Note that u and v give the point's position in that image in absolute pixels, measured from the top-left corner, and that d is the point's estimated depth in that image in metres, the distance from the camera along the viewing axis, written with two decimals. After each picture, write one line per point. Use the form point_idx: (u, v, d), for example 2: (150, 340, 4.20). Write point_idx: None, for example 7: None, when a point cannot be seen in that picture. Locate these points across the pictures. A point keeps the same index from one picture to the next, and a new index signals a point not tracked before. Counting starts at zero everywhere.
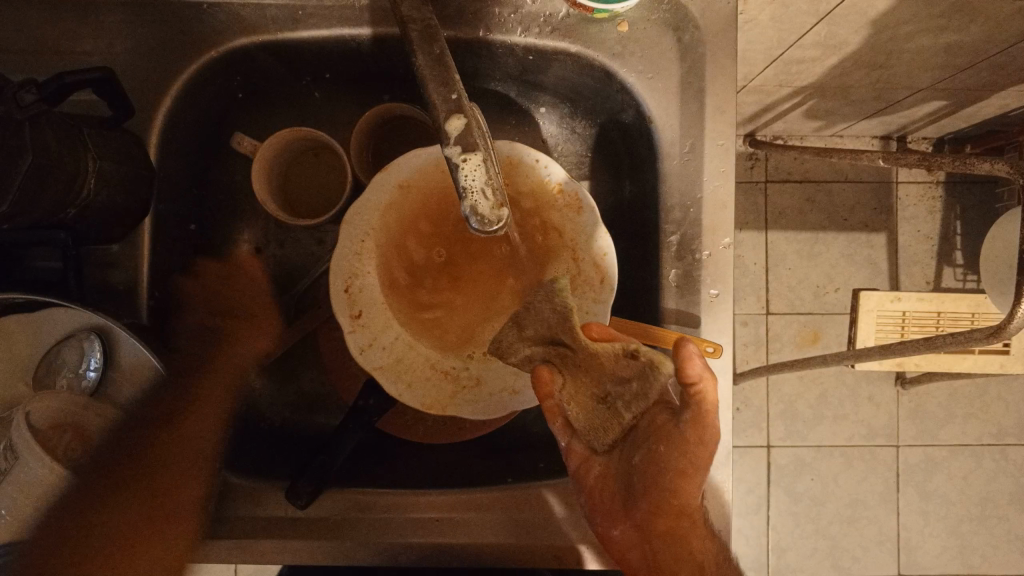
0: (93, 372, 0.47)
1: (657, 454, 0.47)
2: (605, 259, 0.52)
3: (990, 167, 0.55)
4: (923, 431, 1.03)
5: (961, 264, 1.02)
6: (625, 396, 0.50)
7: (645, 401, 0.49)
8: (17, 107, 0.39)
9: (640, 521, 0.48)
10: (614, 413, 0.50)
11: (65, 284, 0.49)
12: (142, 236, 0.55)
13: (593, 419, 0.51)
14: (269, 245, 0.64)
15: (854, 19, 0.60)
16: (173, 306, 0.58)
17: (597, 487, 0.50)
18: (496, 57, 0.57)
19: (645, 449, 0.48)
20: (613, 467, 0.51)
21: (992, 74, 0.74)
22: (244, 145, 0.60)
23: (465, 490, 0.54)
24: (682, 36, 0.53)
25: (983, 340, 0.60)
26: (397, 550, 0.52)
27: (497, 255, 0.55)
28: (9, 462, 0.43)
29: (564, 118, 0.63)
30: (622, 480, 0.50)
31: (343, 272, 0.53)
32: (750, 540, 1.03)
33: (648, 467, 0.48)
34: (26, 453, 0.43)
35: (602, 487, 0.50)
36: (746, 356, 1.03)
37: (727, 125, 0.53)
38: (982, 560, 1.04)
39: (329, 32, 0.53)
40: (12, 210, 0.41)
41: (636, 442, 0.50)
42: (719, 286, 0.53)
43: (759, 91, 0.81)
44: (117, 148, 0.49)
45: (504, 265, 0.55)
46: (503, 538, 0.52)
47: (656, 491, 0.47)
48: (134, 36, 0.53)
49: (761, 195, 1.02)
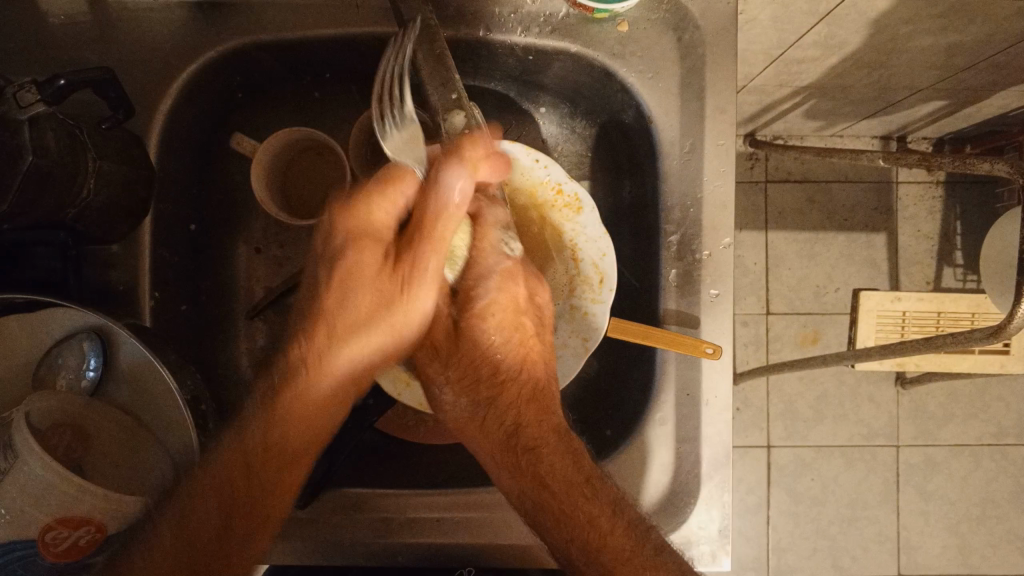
0: (93, 372, 0.47)
1: (575, 476, 0.50)
2: (603, 259, 0.55)
3: (990, 167, 0.55)
4: (923, 431, 1.03)
5: (961, 264, 1.02)
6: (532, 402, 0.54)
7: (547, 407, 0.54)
8: (17, 106, 0.40)
9: (596, 555, 0.48)
10: (520, 427, 0.53)
11: (65, 284, 0.51)
12: (143, 236, 0.54)
13: (512, 442, 0.52)
14: (269, 246, 0.63)
15: (855, 19, 0.60)
16: (172, 306, 0.57)
17: (556, 537, 0.49)
18: (496, 57, 0.57)
19: (579, 481, 0.50)
20: (551, 485, 0.50)
21: (993, 74, 0.74)
22: (245, 145, 0.58)
23: (464, 490, 0.53)
24: (682, 36, 0.53)
25: (983, 340, 0.60)
26: (397, 549, 0.53)
27: (491, 270, 0.54)
28: (69, 374, 0.48)
29: (564, 118, 0.63)
30: (536, 519, 0.50)
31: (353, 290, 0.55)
32: (751, 541, 1.03)
33: (559, 485, 0.50)
34: (68, 359, 0.48)
35: (539, 532, 0.50)
36: (746, 356, 1.03)
37: (727, 125, 0.53)
38: (982, 560, 1.04)
39: (329, 31, 0.54)
40: (12, 210, 0.41)
41: (550, 463, 0.51)
42: (720, 286, 0.53)
43: (760, 91, 0.81)
44: (115, 149, 0.49)
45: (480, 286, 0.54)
46: (501, 539, 0.53)
47: (601, 522, 0.49)
48: (137, 37, 0.53)
49: (762, 196, 1.02)
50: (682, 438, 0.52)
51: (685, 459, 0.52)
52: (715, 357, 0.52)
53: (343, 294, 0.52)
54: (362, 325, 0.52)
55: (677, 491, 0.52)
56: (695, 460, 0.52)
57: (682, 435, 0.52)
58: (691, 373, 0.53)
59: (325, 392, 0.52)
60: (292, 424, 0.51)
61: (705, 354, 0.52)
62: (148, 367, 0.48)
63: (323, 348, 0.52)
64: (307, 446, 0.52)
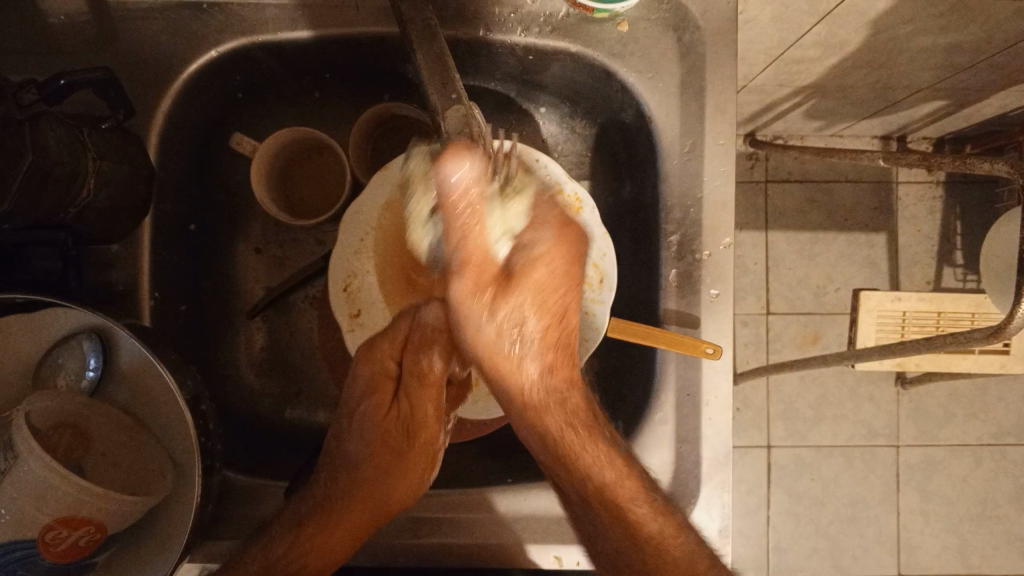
0: (93, 371, 0.48)
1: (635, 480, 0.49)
2: (604, 259, 0.55)
3: (990, 166, 0.55)
4: (923, 431, 1.03)
5: (961, 264, 1.02)
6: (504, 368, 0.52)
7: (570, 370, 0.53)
8: (17, 106, 0.39)
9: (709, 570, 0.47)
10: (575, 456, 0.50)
11: (65, 285, 0.50)
12: (143, 235, 0.54)
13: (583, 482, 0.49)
14: (270, 246, 0.64)
15: (854, 19, 0.60)
16: (173, 307, 0.57)
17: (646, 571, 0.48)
18: (496, 57, 0.57)
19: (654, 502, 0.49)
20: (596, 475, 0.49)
21: (993, 74, 0.74)
22: (245, 145, 0.60)
23: (458, 490, 0.53)
24: (682, 36, 0.53)
25: (983, 340, 0.60)
26: (397, 551, 0.52)
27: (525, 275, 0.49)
28: (68, 379, 0.48)
29: (563, 118, 0.63)
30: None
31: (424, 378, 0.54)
32: (751, 540, 1.03)
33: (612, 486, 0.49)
34: (69, 362, 0.48)
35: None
36: (746, 356, 1.03)
37: (727, 125, 0.52)
38: (982, 560, 1.04)
39: (330, 32, 0.54)
40: (13, 210, 0.41)
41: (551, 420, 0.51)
42: (720, 286, 0.53)
43: (760, 91, 0.81)
44: (117, 149, 0.49)
45: (439, 331, 0.54)
46: (497, 539, 0.52)
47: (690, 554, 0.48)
48: (136, 37, 0.53)
49: (762, 196, 1.02)
50: (681, 438, 0.52)
51: (685, 459, 0.52)
52: (715, 357, 0.51)
53: (360, 439, 0.54)
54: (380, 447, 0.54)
55: (676, 491, 0.52)
56: (695, 460, 0.52)
57: (682, 435, 0.52)
58: (690, 373, 0.53)
59: (354, 510, 0.51)
60: (320, 539, 0.50)
61: (704, 354, 0.52)
62: (148, 365, 0.48)
63: (348, 495, 0.52)
64: (367, 528, 0.51)
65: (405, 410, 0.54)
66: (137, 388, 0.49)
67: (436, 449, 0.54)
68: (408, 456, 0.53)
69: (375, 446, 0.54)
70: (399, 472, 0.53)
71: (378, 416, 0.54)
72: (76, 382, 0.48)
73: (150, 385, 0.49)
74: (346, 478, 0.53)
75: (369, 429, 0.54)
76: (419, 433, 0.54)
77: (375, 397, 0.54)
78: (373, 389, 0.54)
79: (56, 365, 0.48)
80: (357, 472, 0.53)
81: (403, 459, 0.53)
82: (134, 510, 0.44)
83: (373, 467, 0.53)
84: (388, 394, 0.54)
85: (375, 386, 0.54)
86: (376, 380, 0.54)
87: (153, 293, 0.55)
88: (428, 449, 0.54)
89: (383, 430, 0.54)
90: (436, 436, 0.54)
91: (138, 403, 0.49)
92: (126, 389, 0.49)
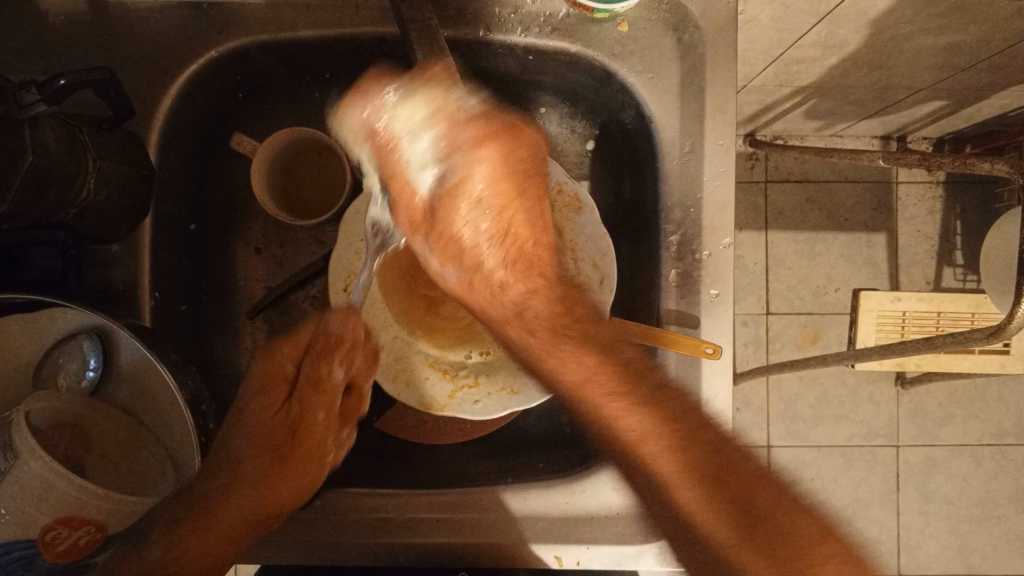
0: (93, 371, 0.48)
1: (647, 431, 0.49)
2: (604, 259, 0.55)
3: (990, 166, 0.55)
4: (923, 431, 1.03)
5: (961, 264, 1.02)
6: (478, 281, 0.58)
7: (550, 285, 0.56)
8: (17, 106, 0.40)
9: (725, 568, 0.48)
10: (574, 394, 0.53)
11: (65, 284, 0.50)
12: (143, 235, 0.54)
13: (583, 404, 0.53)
14: (270, 246, 0.64)
15: (855, 19, 0.60)
16: (173, 307, 0.57)
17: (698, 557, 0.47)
18: (495, 57, 0.57)
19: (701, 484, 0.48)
20: (566, 383, 0.53)
21: (993, 74, 0.74)
22: (244, 144, 0.60)
23: (461, 490, 0.53)
24: (682, 36, 0.53)
25: (983, 340, 0.60)
26: (397, 550, 0.52)
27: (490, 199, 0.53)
28: (68, 380, 0.48)
29: (564, 119, 0.63)
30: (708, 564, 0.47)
31: (341, 372, 0.53)
32: None
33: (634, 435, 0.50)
34: (69, 362, 0.48)
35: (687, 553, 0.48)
36: (746, 356, 1.03)
37: (726, 125, 0.52)
38: (982, 560, 1.04)
39: (329, 32, 0.54)
40: (13, 209, 0.41)
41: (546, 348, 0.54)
42: (720, 286, 0.53)
43: (760, 91, 0.81)
44: (117, 149, 0.49)
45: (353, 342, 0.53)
46: (501, 539, 0.52)
47: (721, 533, 0.47)
48: (136, 36, 0.53)
49: (762, 196, 1.02)
50: None
51: None
52: (715, 357, 0.51)
53: (245, 435, 0.52)
54: (267, 449, 0.52)
55: None
56: None
57: None
58: (690, 373, 0.53)
59: (237, 513, 0.49)
60: (197, 539, 0.46)
61: (705, 354, 0.51)
62: (149, 367, 0.48)
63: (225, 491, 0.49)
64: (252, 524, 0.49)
65: (294, 409, 0.53)
66: (137, 391, 0.49)
67: (327, 451, 0.53)
68: (293, 460, 0.52)
69: (261, 445, 0.52)
70: (279, 478, 0.51)
71: (266, 418, 0.52)
72: (76, 385, 0.48)
73: (150, 387, 0.48)
74: (223, 476, 0.49)
75: (254, 429, 0.52)
76: (310, 434, 0.53)
77: (264, 399, 0.53)
78: (267, 391, 0.53)
79: (56, 365, 0.48)
80: (240, 468, 0.50)
81: (297, 462, 0.52)
82: (135, 510, 0.44)
83: (256, 466, 0.51)
84: (283, 396, 0.53)
85: (264, 382, 0.53)
86: (268, 381, 0.53)
87: (153, 294, 0.55)
88: (316, 454, 0.53)
89: (269, 434, 0.52)
90: (325, 440, 0.53)
91: (138, 404, 0.49)
92: (126, 391, 0.49)
